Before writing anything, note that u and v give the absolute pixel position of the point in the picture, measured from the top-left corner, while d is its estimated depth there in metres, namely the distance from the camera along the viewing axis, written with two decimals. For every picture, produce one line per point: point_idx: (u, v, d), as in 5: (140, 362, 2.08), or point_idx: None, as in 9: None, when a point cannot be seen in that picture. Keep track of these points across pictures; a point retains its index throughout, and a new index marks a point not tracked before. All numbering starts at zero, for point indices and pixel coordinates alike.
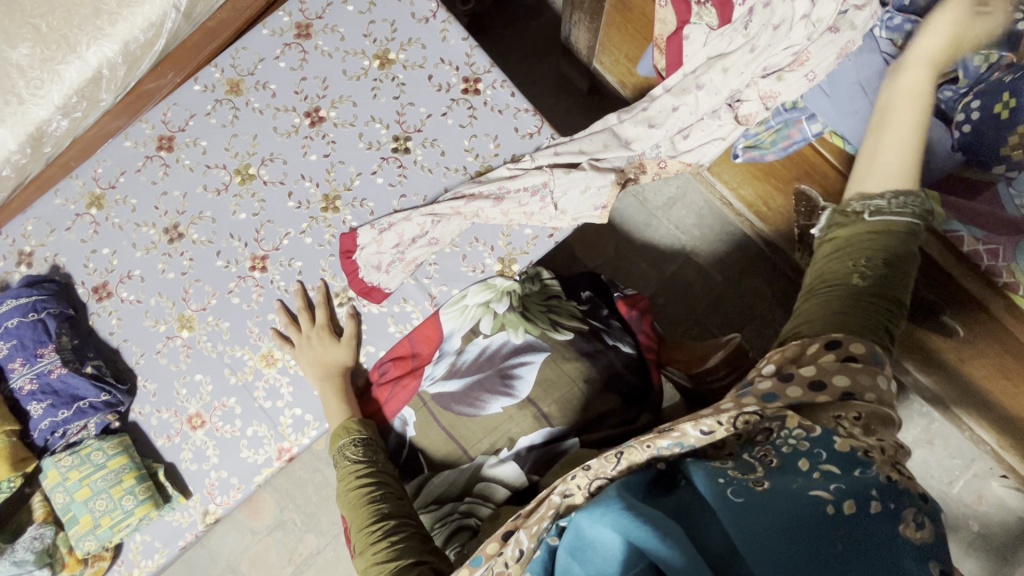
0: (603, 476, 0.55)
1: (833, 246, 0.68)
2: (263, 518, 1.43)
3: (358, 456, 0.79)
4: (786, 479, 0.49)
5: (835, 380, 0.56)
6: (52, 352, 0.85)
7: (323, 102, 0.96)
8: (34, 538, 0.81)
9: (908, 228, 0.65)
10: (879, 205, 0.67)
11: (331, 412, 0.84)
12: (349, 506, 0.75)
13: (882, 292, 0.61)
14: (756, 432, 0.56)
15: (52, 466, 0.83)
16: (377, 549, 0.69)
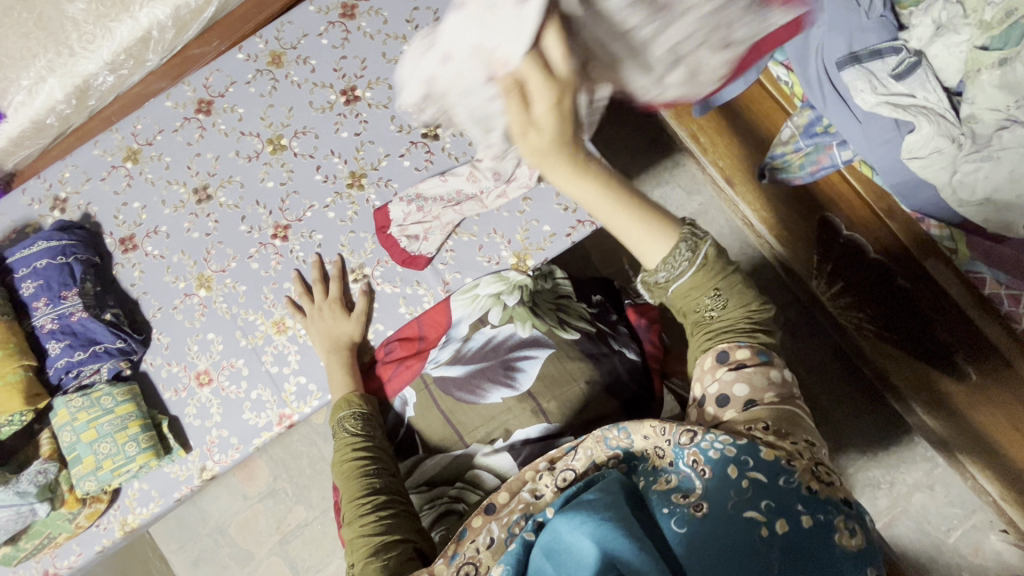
0: (569, 468, 0.65)
1: (669, 301, 0.75)
2: (255, 485, 1.45)
3: (357, 429, 0.80)
4: (720, 492, 0.54)
5: (736, 391, 0.65)
6: (76, 296, 0.88)
7: (359, 82, 0.98)
8: (39, 472, 0.83)
9: (701, 263, 0.71)
10: (667, 270, 0.71)
11: (334, 383, 0.86)
12: (341, 477, 0.76)
13: (724, 312, 0.71)
14: (681, 433, 0.60)
15: (63, 405, 0.85)
16: (364, 521, 0.70)
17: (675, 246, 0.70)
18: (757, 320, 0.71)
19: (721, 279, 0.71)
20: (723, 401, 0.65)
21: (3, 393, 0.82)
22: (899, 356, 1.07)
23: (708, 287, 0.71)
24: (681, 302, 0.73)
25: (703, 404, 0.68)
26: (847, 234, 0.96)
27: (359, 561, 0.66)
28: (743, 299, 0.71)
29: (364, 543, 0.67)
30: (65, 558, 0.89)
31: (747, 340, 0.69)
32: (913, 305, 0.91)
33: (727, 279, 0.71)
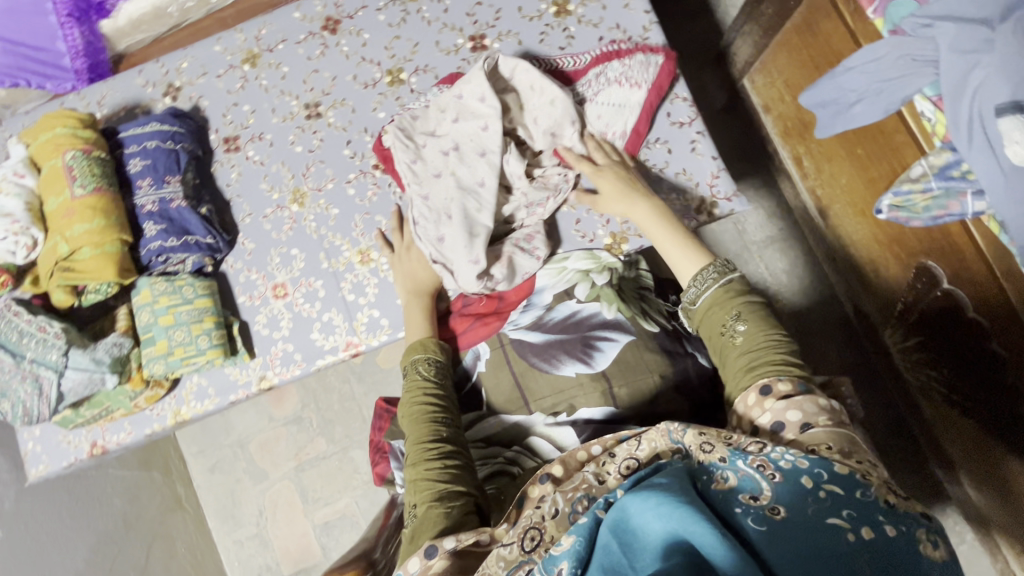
0: (631, 457, 0.61)
1: (700, 327, 0.77)
2: (283, 409, 1.47)
3: (431, 376, 0.80)
4: (796, 497, 0.49)
5: (790, 417, 0.61)
6: (177, 184, 0.89)
7: (490, 32, 0.96)
8: (115, 345, 0.84)
9: (723, 288, 0.74)
10: (692, 292, 0.77)
11: (412, 324, 0.86)
12: (408, 418, 0.76)
13: (753, 340, 0.69)
14: (749, 443, 0.57)
15: (146, 286, 0.87)
16: (430, 467, 0.70)
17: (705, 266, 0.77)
18: (788, 352, 0.68)
19: (745, 304, 0.73)
20: (777, 429, 0.61)
21: (96, 262, 0.81)
22: (961, 422, 1.07)
23: (732, 311, 0.72)
24: (710, 328, 0.75)
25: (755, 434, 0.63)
26: (946, 288, 0.94)
27: (421, 504, 0.67)
28: (773, 329, 0.70)
29: (429, 488, 0.68)
30: (115, 434, 0.92)
31: (777, 372, 0.65)
32: (1003, 374, 0.90)
33: (753, 307, 0.72)
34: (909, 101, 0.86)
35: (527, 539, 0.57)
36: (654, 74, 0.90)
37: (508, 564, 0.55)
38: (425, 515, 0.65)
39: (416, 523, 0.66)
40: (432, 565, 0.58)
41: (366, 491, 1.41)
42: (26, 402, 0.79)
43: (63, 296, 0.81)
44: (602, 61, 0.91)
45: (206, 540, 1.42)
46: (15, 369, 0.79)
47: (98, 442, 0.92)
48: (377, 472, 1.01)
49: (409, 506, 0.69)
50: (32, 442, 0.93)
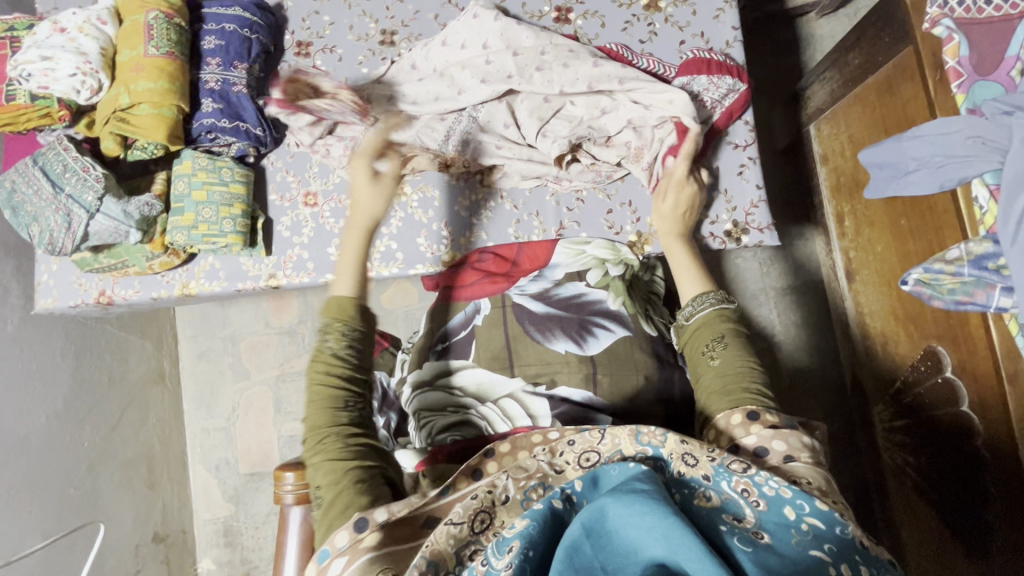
0: (592, 450, 0.59)
1: (685, 345, 0.75)
2: (281, 318, 1.50)
3: (351, 352, 0.66)
4: (780, 526, 0.49)
5: (775, 445, 0.59)
6: (244, 71, 0.91)
7: (577, 7, 0.97)
8: (145, 204, 0.87)
9: (720, 310, 0.73)
10: (689, 309, 0.76)
11: (339, 276, 0.70)
12: (310, 395, 0.64)
13: (730, 364, 0.68)
14: (733, 460, 0.54)
15: (189, 158, 0.90)
16: (343, 444, 0.61)
17: (704, 291, 0.76)
18: (760, 383, 0.66)
19: (733, 330, 0.71)
20: (761, 454, 0.59)
21: (151, 121, 0.83)
22: (925, 516, 1.06)
23: (719, 333, 0.71)
24: (694, 346, 0.73)
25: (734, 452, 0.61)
26: (948, 376, 0.94)
27: (332, 484, 0.58)
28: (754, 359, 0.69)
29: (341, 467, 0.59)
30: (124, 289, 0.96)
31: (746, 399, 0.64)
32: (979, 476, 0.89)
33: (738, 334, 0.71)
34: (966, 184, 0.85)
35: (476, 521, 0.54)
36: (730, 101, 0.90)
37: (457, 542, 0.53)
38: (337, 495, 0.57)
39: (327, 505, 0.58)
40: (362, 540, 0.53)
41: None
42: (52, 232, 0.81)
43: (112, 144, 0.85)
44: (691, 69, 0.88)
45: (177, 418, 1.47)
46: (51, 199, 0.81)
47: (107, 292, 0.96)
48: None
49: (313, 488, 0.60)
50: (47, 274, 0.97)
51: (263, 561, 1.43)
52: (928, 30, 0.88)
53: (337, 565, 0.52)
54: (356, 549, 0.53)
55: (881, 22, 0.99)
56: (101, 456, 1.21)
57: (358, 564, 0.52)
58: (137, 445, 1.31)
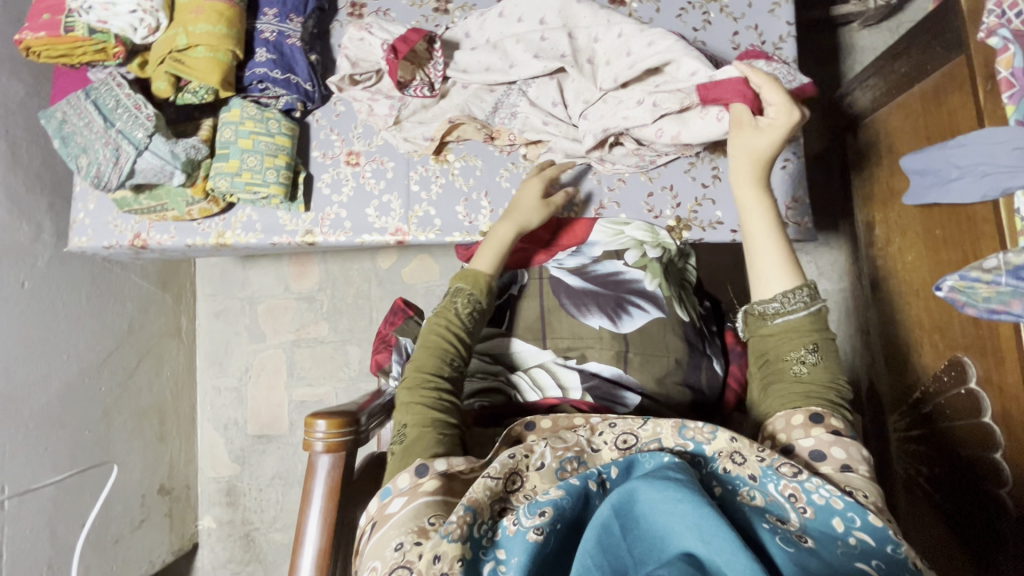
0: (630, 434, 0.55)
1: (760, 340, 0.67)
2: (301, 284, 1.49)
3: (470, 319, 0.73)
4: (825, 536, 0.46)
5: (833, 452, 0.54)
6: (299, 24, 0.91)
7: None
8: (192, 148, 0.87)
9: (814, 313, 0.64)
10: (775, 304, 0.65)
11: (481, 256, 0.78)
12: (424, 341, 0.71)
13: (817, 378, 0.62)
14: (782, 462, 0.50)
15: (238, 106, 0.90)
16: (437, 395, 0.67)
17: (796, 285, 0.65)
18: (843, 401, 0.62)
19: (825, 339, 0.63)
20: (818, 458, 0.54)
21: (206, 64, 0.84)
22: (937, 531, 1.05)
23: (811, 340, 0.63)
24: (775, 346, 0.65)
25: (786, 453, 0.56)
26: (972, 388, 0.93)
27: (419, 424, 0.63)
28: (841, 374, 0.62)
29: (430, 412, 0.64)
30: (160, 233, 0.96)
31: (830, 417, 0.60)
32: (991, 485, 0.90)
33: (828, 343, 0.64)
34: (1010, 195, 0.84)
35: (507, 482, 0.52)
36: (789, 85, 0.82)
37: (491, 495, 0.51)
38: (420, 436, 0.62)
39: (408, 441, 0.62)
40: (422, 484, 0.55)
41: (348, 386, 1.45)
42: (100, 165, 0.83)
43: (165, 84, 0.85)
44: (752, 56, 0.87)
45: (190, 374, 1.47)
46: (102, 133, 0.83)
47: (141, 236, 0.96)
48: (375, 360, 1.02)
49: (398, 425, 0.65)
50: (84, 213, 0.97)
51: (264, 524, 1.43)
52: (983, 40, 0.87)
53: (397, 502, 0.54)
54: (415, 490, 0.54)
55: (933, 29, 0.99)
56: (116, 402, 1.21)
57: (416, 504, 0.53)
58: (149, 396, 1.32)
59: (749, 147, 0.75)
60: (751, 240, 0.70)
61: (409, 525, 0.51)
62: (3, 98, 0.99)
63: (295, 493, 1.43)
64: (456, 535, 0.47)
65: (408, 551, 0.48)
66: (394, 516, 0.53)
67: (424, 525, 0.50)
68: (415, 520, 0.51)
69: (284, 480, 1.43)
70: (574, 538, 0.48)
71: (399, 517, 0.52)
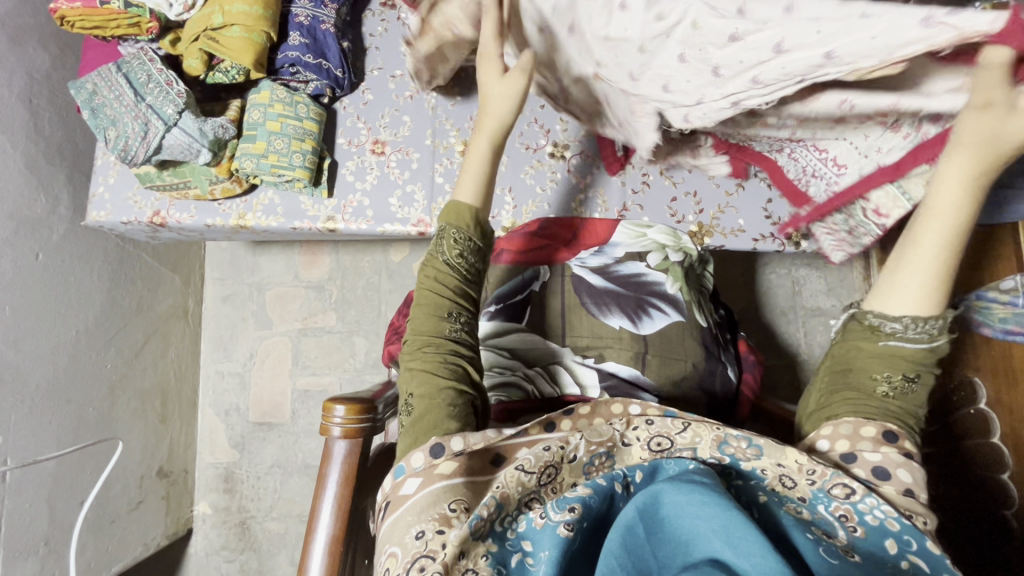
0: (666, 436, 0.52)
1: (855, 353, 0.61)
2: (311, 273, 1.47)
3: (461, 261, 0.69)
4: (873, 555, 0.43)
5: (899, 474, 0.52)
6: (333, 11, 0.92)
7: None
8: (221, 127, 0.87)
9: (928, 348, 0.57)
10: (893, 325, 0.58)
11: (464, 182, 0.71)
12: (420, 304, 0.68)
13: (899, 409, 0.58)
14: (834, 484, 0.49)
15: (268, 88, 0.90)
16: (441, 357, 0.64)
17: (934, 314, 0.57)
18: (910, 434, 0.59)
19: (923, 375, 0.58)
20: (881, 475, 0.52)
21: (241, 44, 0.84)
22: None
23: (912, 372, 0.58)
24: (871, 366, 0.59)
25: (850, 460, 0.54)
26: (982, 408, 0.93)
27: (425, 395, 0.61)
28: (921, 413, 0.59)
29: (436, 379, 0.62)
30: (180, 212, 0.95)
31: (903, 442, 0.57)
32: (998, 506, 0.91)
33: (926, 380, 0.59)
34: None
35: (544, 474, 0.50)
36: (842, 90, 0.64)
37: (523, 490, 0.49)
38: (428, 407, 0.60)
39: (416, 413, 0.60)
40: (438, 466, 0.53)
41: (353, 377, 1.43)
42: (129, 139, 0.83)
43: (197, 62, 0.86)
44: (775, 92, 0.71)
45: (194, 357, 1.46)
46: (132, 106, 0.83)
47: (161, 213, 0.95)
48: (388, 351, 1.01)
49: (404, 394, 0.64)
50: (103, 187, 0.97)
51: (260, 512, 1.41)
52: None
53: (411, 483, 0.53)
54: (430, 472, 0.53)
55: None
56: (121, 380, 1.21)
57: (433, 488, 0.52)
58: (153, 377, 1.31)
59: (993, 136, 0.51)
60: (912, 258, 0.57)
61: (430, 514, 0.50)
62: (29, 67, 0.98)
63: (294, 482, 1.42)
64: (477, 529, 0.45)
65: (430, 540, 0.47)
66: (410, 499, 0.52)
67: (446, 513, 0.49)
68: (433, 508, 0.50)
69: (283, 468, 1.42)
70: (601, 541, 0.46)
71: (415, 501, 0.51)
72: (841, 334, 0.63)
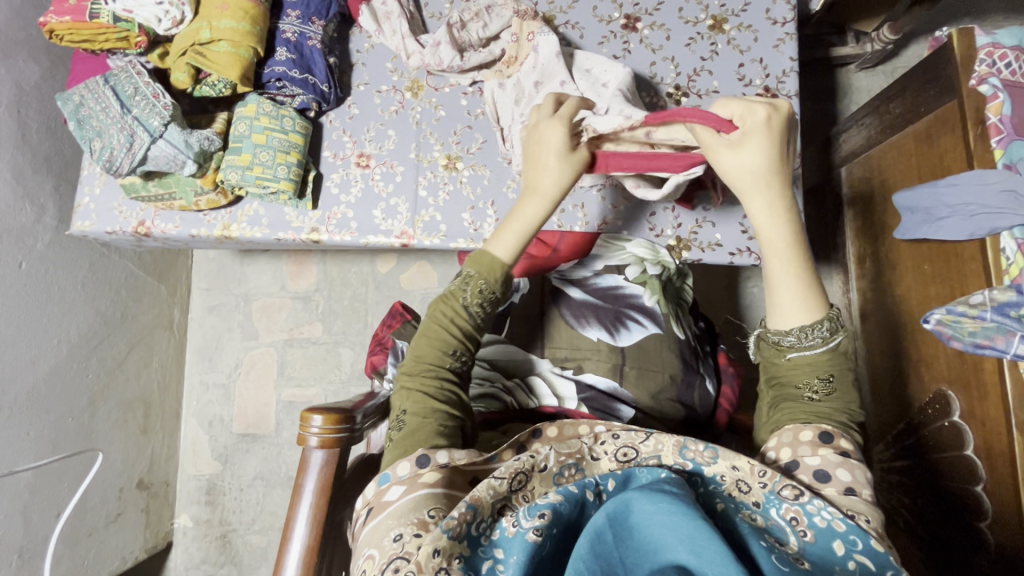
0: (631, 447, 0.54)
1: (771, 369, 0.64)
2: (298, 284, 1.48)
3: (478, 310, 0.68)
4: (824, 560, 0.45)
5: (839, 474, 0.53)
6: (320, 27, 0.94)
7: (646, 17, 1.00)
8: (206, 139, 0.88)
9: (829, 347, 0.60)
10: (789, 339, 0.61)
11: (501, 237, 0.69)
12: (425, 332, 0.68)
13: (830, 408, 0.59)
14: (784, 487, 0.50)
15: (254, 101, 0.92)
16: (439, 384, 0.66)
17: (817, 319, 0.60)
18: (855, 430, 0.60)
19: (841, 372, 0.60)
20: (822, 477, 0.53)
21: (228, 59, 0.86)
22: (916, 565, 1.06)
23: (825, 373, 0.60)
24: (788, 376, 0.62)
25: (792, 468, 0.55)
26: (955, 420, 0.95)
27: (419, 413, 0.62)
28: (855, 409, 0.60)
29: (432, 403, 0.63)
30: (164, 222, 0.96)
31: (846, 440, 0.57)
32: (969, 516, 0.92)
33: (846, 374, 0.61)
34: (995, 234, 0.87)
35: (513, 481, 0.51)
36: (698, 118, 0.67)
37: (495, 495, 0.49)
38: (418, 426, 0.61)
39: (405, 430, 0.61)
40: (422, 475, 0.54)
41: (338, 389, 1.43)
42: (114, 150, 0.84)
43: (185, 76, 0.87)
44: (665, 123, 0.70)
45: (178, 367, 1.45)
46: (118, 118, 0.85)
47: (146, 224, 0.96)
48: (371, 362, 1.00)
49: (398, 411, 0.64)
50: (89, 197, 0.97)
51: (242, 525, 1.40)
52: (974, 87, 0.91)
53: (396, 490, 0.54)
54: (415, 480, 0.54)
55: (927, 74, 1.02)
56: (103, 390, 1.20)
57: (416, 495, 0.53)
58: (136, 387, 1.30)
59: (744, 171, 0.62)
60: (775, 274, 0.62)
61: (409, 518, 0.51)
62: (18, 79, 0.99)
63: (276, 495, 1.40)
64: (454, 532, 0.46)
65: (407, 543, 0.48)
66: (392, 505, 0.53)
67: (424, 518, 0.50)
68: (415, 512, 0.51)
69: (265, 480, 1.41)
70: (569, 546, 0.47)
71: (396, 507, 0.52)
72: (755, 356, 0.67)
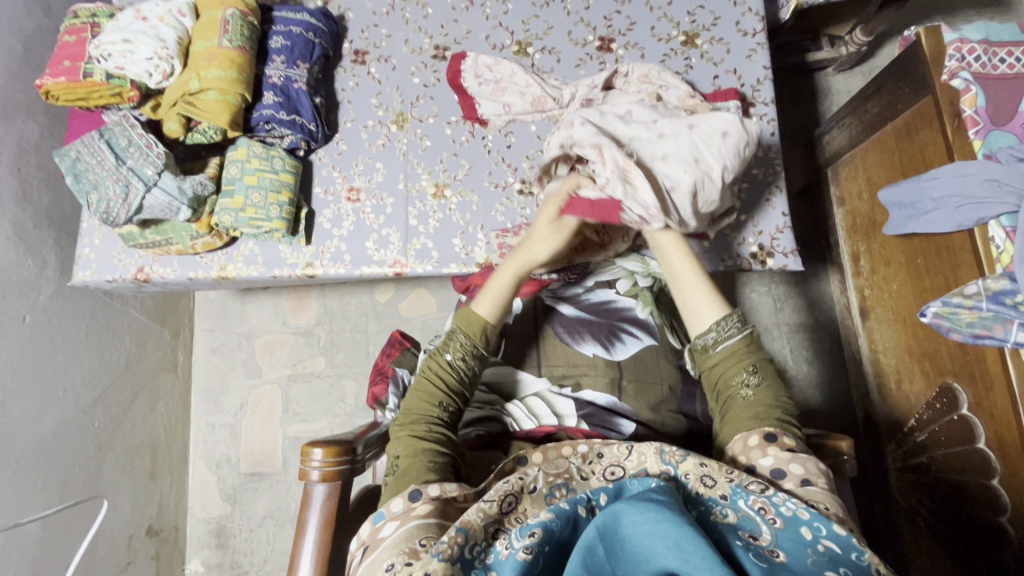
0: (619, 465, 0.57)
1: (706, 373, 0.68)
2: (299, 318, 1.49)
3: (465, 365, 0.71)
4: (796, 545, 0.44)
5: (792, 469, 0.54)
6: (305, 70, 0.97)
7: (620, 38, 1.03)
8: (199, 184, 0.91)
9: (744, 338, 0.66)
10: (711, 335, 0.67)
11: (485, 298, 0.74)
12: (416, 385, 0.70)
13: (762, 396, 0.62)
14: (750, 480, 0.50)
15: (245, 145, 0.95)
16: (429, 429, 0.66)
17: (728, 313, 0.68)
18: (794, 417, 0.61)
19: (765, 358, 0.65)
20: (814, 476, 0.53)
21: (216, 106, 0.89)
22: (941, 565, 1.03)
23: (753, 361, 0.65)
24: (722, 372, 0.66)
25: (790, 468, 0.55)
26: (965, 414, 0.92)
27: (410, 455, 0.63)
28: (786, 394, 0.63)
29: (421, 444, 0.64)
30: (163, 267, 0.98)
31: (785, 429, 0.59)
32: (988, 512, 0.90)
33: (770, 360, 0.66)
34: (983, 224, 0.88)
35: (504, 502, 0.51)
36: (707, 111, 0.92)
37: (485, 517, 0.49)
38: (410, 465, 0.61)
39: (399, 471, 0.61)
40: (415, 508, 0.54)
41: (343, 422, 1.43)
42: (110, 201, 0.87)
43: (176, 125, 0.91)
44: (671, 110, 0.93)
45: (183, 412, 1.46)
46: (113, 170, 0.87)
47: (145, 269, 0.98)
48: (371, 393, 0.93)
49: (391, 456, 0.65)
50: (89, 248, 1.00)
51: (253, 567, 1.38)
52: (947, 81, 0.93)
53: (390, 526, 0.53)
54: (407, 514, 0.54)
55: (900, 72, 1.03)
56: (109, 438, 1.21)
57: (408, 526, 0.53)
58: (142, 433, 1.30)
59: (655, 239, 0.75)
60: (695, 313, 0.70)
61: (400, 547, 0.51)
62: (18, 138, 1.03)
63: (287, 533, 1.39)
64: (445, 555, 0.45)
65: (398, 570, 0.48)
66: (386, 539, 0.52)
67: (415, 547, 0.50)
68: (406, 542, 0.51)
69: (276, 519, 1.40)
70: (560, 564, 0.46)
71: (390, 540, 0.52)
72: (694, 367, 0.71)
